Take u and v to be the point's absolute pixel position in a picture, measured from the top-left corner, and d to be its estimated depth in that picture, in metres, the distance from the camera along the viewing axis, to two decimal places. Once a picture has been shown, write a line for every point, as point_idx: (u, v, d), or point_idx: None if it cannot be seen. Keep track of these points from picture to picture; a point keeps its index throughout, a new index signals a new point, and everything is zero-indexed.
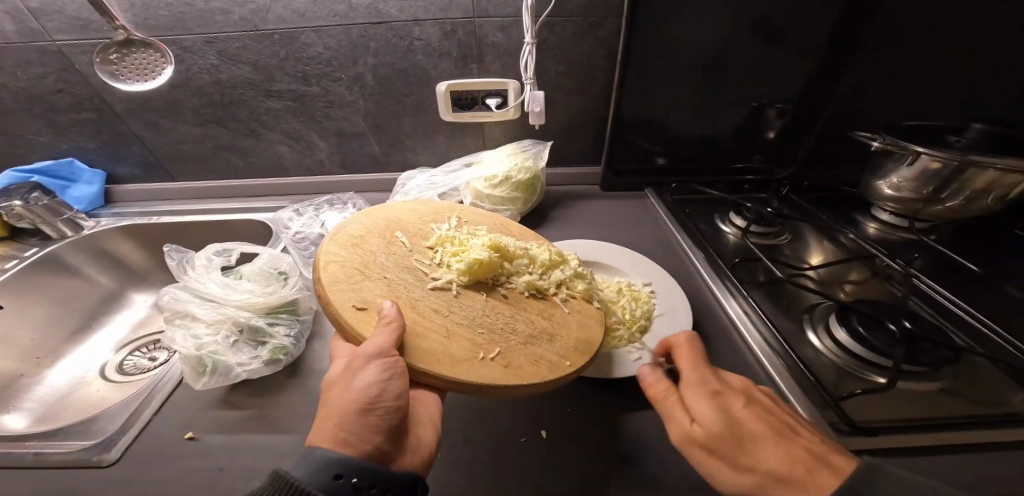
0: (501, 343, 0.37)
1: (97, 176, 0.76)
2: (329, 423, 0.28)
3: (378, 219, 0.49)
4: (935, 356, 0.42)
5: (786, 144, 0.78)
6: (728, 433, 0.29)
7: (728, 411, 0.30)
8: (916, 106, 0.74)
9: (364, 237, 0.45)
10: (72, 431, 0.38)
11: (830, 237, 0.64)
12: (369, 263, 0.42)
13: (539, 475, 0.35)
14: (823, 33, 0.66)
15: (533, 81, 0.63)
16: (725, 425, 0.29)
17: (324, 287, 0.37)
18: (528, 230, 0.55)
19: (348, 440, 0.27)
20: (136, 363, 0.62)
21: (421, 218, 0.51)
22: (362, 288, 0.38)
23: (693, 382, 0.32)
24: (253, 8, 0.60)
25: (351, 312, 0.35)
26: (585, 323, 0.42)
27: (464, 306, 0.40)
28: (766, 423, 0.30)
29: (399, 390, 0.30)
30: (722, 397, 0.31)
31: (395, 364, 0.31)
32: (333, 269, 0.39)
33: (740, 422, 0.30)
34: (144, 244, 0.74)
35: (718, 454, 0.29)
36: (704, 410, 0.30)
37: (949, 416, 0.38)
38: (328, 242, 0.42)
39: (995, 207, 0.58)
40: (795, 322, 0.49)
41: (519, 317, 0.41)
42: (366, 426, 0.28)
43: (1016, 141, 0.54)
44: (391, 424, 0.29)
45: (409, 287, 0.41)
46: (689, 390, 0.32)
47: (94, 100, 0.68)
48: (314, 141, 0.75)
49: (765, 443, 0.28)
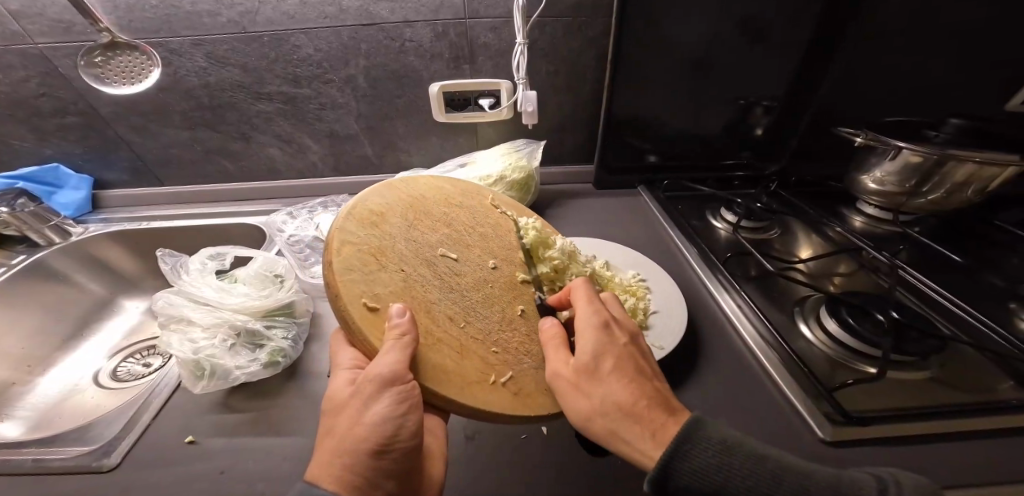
0: (513, 365, 0.36)
1: (84, 181, 0.74)
2: (335, 464, 0.28)
3: (403, 195, 0.45)
4: (924, 344, 0.43)
5: (772, 140, 0.80)
6: (594, 368, 0.31)
7: (604, 347, 0.32)
8: (897, 103, 0.76)
9: (385, 215, 0.41)
10: (69, 436, 0.37)
11: (818, 231, 0.66)
12: (387, 250, 0.38)
13: (544, 469, 0.35)
14: (808, 31, 0.67)
15: (525, 82, 0.64)
16: (592, 358, 0.31)
17: (335, 274, 0.33)
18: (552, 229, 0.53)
19: (357, 483, 0.27)
20: (130, 370, 0.61)
21: (448, 200, 0.48)
22: (375, 281, 0.35)
23: (585, 316, 0.34)
24: (242, 9, 0.59)
25: (361, 313, 0.32)
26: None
27: (481, 316, 0.38)
28: (629, 364, 0.31)
29: (413, 428, 0.29)
30: (608, 335, 0.33)
31: (409, 393, 0.30)
32: (348, 253, 0.35)
33: (606, 361, 0.31)
34: (134, 250, 0.72)
35: (579, 385, 0.31)
36: (589, 341, 0.32)
37: (936, 403, 0.39)
38: (345, 216, 0.38)
39: (974, 199, 0.60)
40: (787, 314, 0.50)
41: (535, 335, 0.39)
42: (376, 469, 0.28)
43: (989, 134, 0.56)
44: (403, 464, 0.29)
45: (426, 285, 0.38)
46: (581, 324, 0.34)
47: (78, 104, 0.66)
48: (306, 143, 0.75)
49: (618, 378, 0.30)
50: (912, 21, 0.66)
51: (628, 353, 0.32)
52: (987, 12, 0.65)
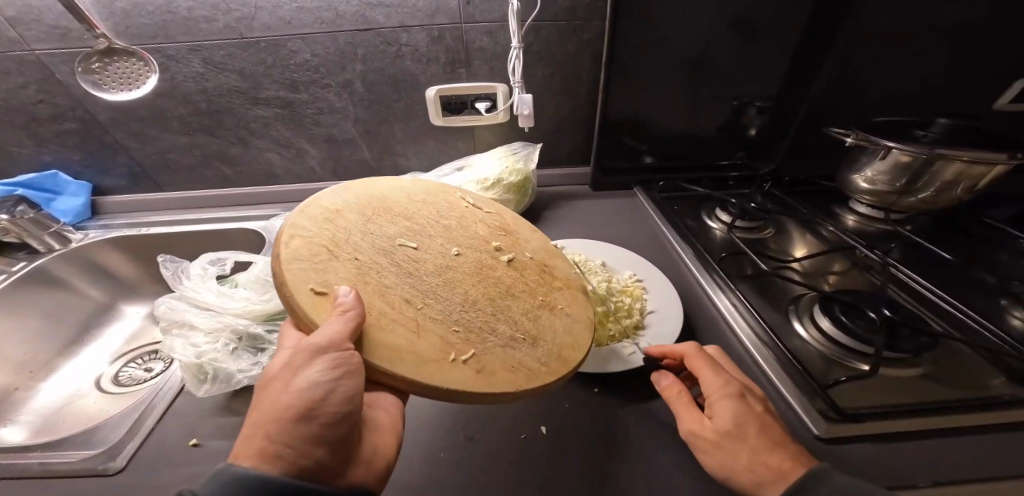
0: (476, 344, 0.35)
1: (82, 187, 0.75)
2: (257, 435, 0.25)
3: (362, 194, 0.44)
4: (914, 340, 0.44)
5: (766, 140, 0.81)
6: (738, 436, 0.31)
7: (743, 416, 0.32)
8: (887, 102, 0.77)
9: (341, 211, 0.41)
10: (75, 439, 0.38)
11: (812, 230, 0.67)
12: (341, 241, 0.37)
13: (544, 468, 0.36)
14: (799, 32, 0.68)
15: (521, 85, 0.65)
16: (734, 427, 0.32)
17: (281, 264, 0.32)
18: (521, 220, 0.52)
19: (282, 454, 0.25)
20: (132, 374, 0.62)
21: (410, 196, 0.47)
22: (326, 269, 0.34)
23: (720, 386, 0.35)
24: (238, 15, 0.60)
25: (307, 296, 0.31)
26: (571, 328, 0.41)
27: (441, 299, 0.37)
28: (773, 433, 0.32)
29: (348, 394, 0.28)
30: (743, 403, 0.33)
31: (349, 360, 0.28)
32: (297, 244, 0.34)
33: (751, 428, 0.32)
34: (133, 255, 0.72)
35: (722, 453, 0.32)
36: (725, 410, 0.33)
37: (930, 401, 0.40)
38: (298, 215, 0.38)
39: (965, 197, 0.61)
40: (782, 313, 0.51)
41: (500, 316, 0.39)
42: (304, 436, 0.26)
43: (978, 133, 0.57)
44: (336, 433, 0.27)
45: (381, 271, 0.37)
46: (716, 394, 0.34)
47: (77, 110, 0.67)
48: (305, 148, 0.76)
49: (770, 451, 0.31)
50: (902, 22, 0.67)
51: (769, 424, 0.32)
52: (975, 11, 0.66)
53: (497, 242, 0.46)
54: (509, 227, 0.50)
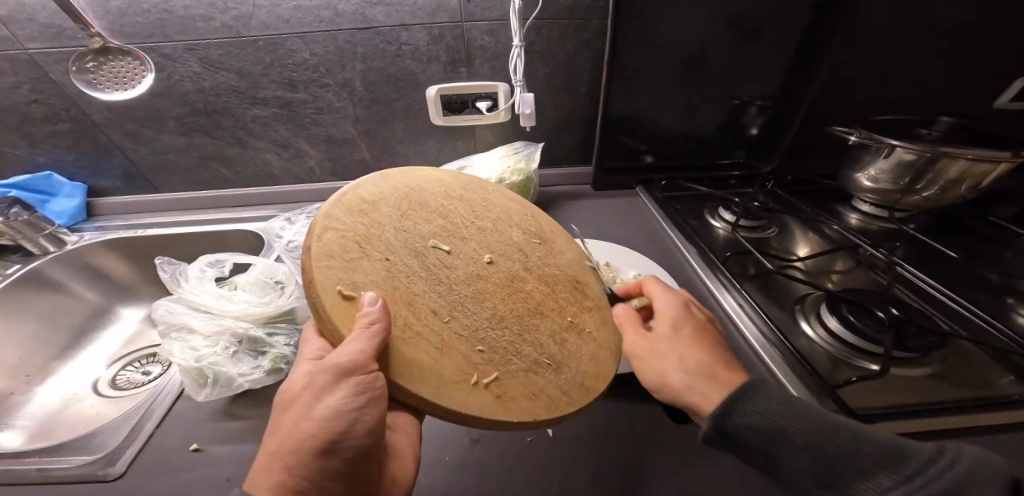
0: (499, 366, 0.34)
1: (77, 189, 0.74)
2: (276, 467, 0.26)
3: (400, 186, 0.43)
4: (924, 340, 0.44)
5: (767, 140, 0.81)
6: (672, 338, 0.36)
7: (675, 319, 0.37)
8: (888, 101, 0.77)
9: (377, 204, 0.39)
10: (73, 444, 0.37)
11: (814, 228, 0.66)
12: (374, 237, 0.36)
13: (552, 471, 0.36)
14: (800, 30, 0.68)
15: (523, 84, 0.64)
16: (666, 330, 0.37)
17: (312, 259, 0.32)
18: (558, 227, 0.50)
19: (301, 489, 0.26)
20: (129, 378, 0.61)
21: (447, 193, 0.45)
22: (356, 269, 0.33)
23: (665, 299, 0.40)
24: (236, 14, 0.59)
25: (334, 299, 0.30)
26: (597, 355, 0.39)
27: (469, 312, 0.36)
28: (705, 338, 0.36)
29: (368, 426, 0.28)
30: (685, 311, 0.38)
31: (373, 383, 0.28)
32: (330, 238, 0.34)
33: (681, 333, 0.36)
34: (130, 257, 0.71)
35: (659, 356, 0.35)
36: (663, 320, 0.38)
37: (940, 400, 0.40)
38: (333, 204, 0.37)
39: (967, 195, 0.61)
40: (787, 313, 0.51)
41: (526, 336, 0.37)
42: (324, 470, 0.26)
43: (979, 131, 0.57)
44: (354, 465, 0.28)
45: (410, 276, 0.36)
46: (660, 306, 0.39)
47: (71, 111, 0.66)
48: (303, 148, 0.75)
49: (697, 351, 0.35)
50: (903, 21, 0.67)
51: (700, 325, 0.37)
52: (975, 11, 0.66)
53: (532, 252, 0.45)
54: (545, 234, 0.48)
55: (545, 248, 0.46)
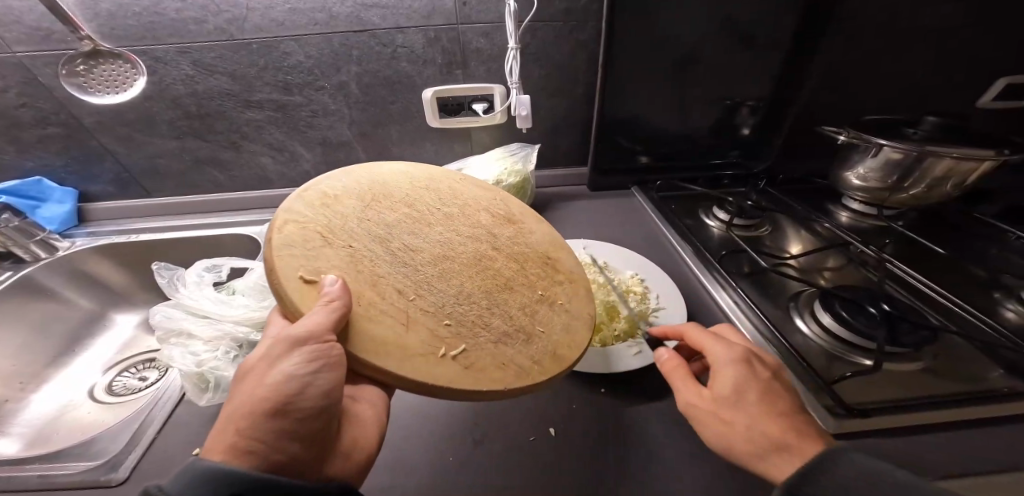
0: (466, 339, 0.34)
1: (68, 194, 0.72)
2: (229, 433, 0.26)
3: (363, 180, 0.43)
4: (917, 336, 0.45)
5: (758, 139, 0.82)
6: (737, 402, 0.32)
7: (744, 383, 0.32)
8: (875, 101, 0.79)
9: (341, 198, 0.40)
10: (74, 451, 0.36)
11: (807, 226, 0.68)
12: (336, 227, 0.37)
13: (555, 469, 0.36)
14: (790, 31, 0.69)
15: (518, 86, 0.65)
16: (728, 392, 0.32)
17: (274, 250, 0.32)
18: (528, 210, 0.51)
19: (253, 449, 0.25)
20: (126, 384, 0.60)
21: (411, 183, 0.46)
22: (318, 256, 0.33)
23: (732, 358, 0.34)
24: (229, 16, 0.58)
25: (295, 283, 0.31)
26: (569, 326, 0.40)
27: (435, 290, 0.37)
28: (775, 401, 0.32)
29: (323, 390, 0.27)
30: (751, 370, 0.33)
31: (328, 353, 0.28)
32: (291, 230, 0.34)
33: (747, 396, 0.32)
34: (123, 263, 0.70)
35: (715, 413, 0.32)
36: (726, 382, 0.33)
37: (933, 395, 0.41)
38: (295, 199, 0.37)
39: (954, 193, 0.63)
40: (783, 310, 0.52)
41: (494, 309, 0.38)
42: (277, 431, 0.26)
43: (964, 132, 0.59)
44: (310, 427, 0.27)
45: (374, 260, 0.36)
46: (722, 362, 0.34)
47: (60, 114, 0.64)
48: (299, 151, 0.74)
49: (768, 419, 0.31)
50: (890, 21, 0.68)
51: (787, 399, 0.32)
52: (959, 14, 0.68)
53: (499, 234, 0.45)
54: (515, 218, 0.49)
55: (513, 230, 0.47)
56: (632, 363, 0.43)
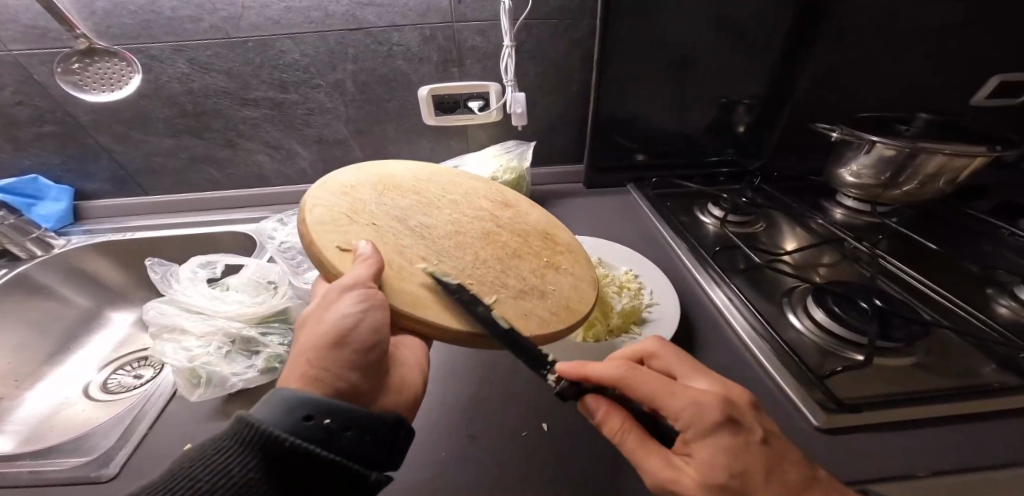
0: (492, 295, 0.36)
1: (64, 192, 0.72)
2: (297, 366, 0.27)
3: (373, 169, 0.44)
4: (908, 330, 0.45)
5: (753, 137, 0.82)
6: (732, 489, 0.23)
7: (732, 454, 0.24)
8: (871, 98, 0.79)
9: (357, 186, 0.41)
10: (65, 448, 0.36)
11: (802, 223, 0.68)
12: (360, 209, 0.38)
13: (548, 464, 0.36)
14: (785, 28, 0.69)
15: (514, 84, 0.65)
16: (716, 478, 0.23)
17: (308, 228, 0.33)
18: (520, 196, 0.52)
19: (321, 378, 0.26)
20: (121, 381, 0.60)
21: (418, 169, 0.47)
22: (348, 232, 0.34)
23: (703, 421, 0.25)
24: (224, 15, 0.59)
25: (333, 251, 0.32)
26: (578, 286, 0.41)
27: (456, 258, 0.38)
28: (781, 472, 0.24)
29: (375, 326, 0.29)
30: (734, 431, 0.24)
31: (374, 295, 0.29)
32: (319, 211, 0.35)
33: (751, 477, 0.23)
34: (119, 260, 0.70)
35: None
36: (703, 455, 0.24)
37: (925, 390, 0.41)
38: (316, 187, 0.38)
39: (946, 190, 0.63)
40: (776, 306, 0.52)
41: (512, 273, 0.39)
42: (340, 361, 0.27)
43: (956, 129, 0.59)
44: (368, 360, 0.28)
45: (397, 233, 0.37)
46: (693, 431, 0.25)
47: (56, 112, 0.65)
48: (295, 149, 0.75)
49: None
50: (885, 19, 0.69)
51: (773, 460, 0.24)
52: (957, 13, 0.68)
53: (504, 211, 0.46)
54: (512, 201, 0.49)
55: (517, 210, 0.48)
56: None
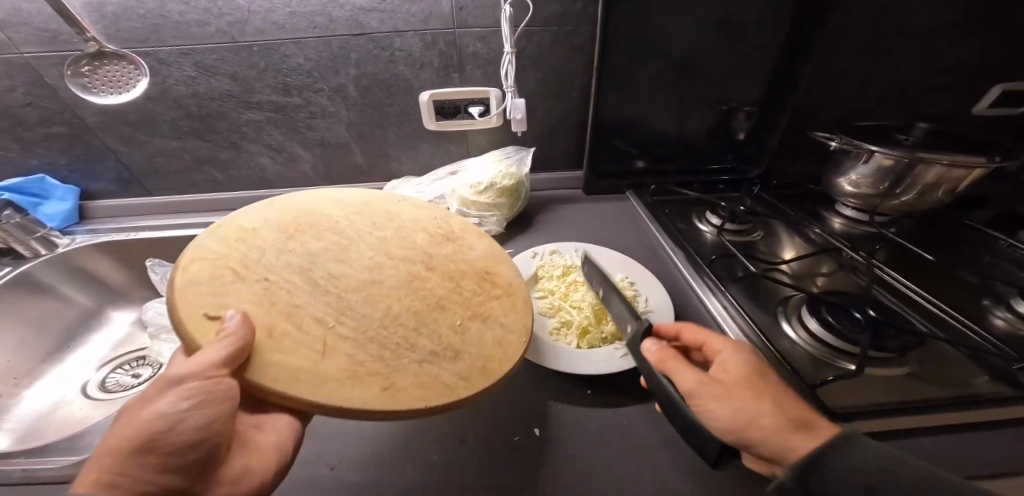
0: (392, 361, 0.34)
1: (70, 192, 0.73)
2: (92, 467, 0.24)
3: (288, 213, 0.46)
4: (901, 340, 0.45)
5: (755, 144, 0.82)
6: (749, 379, 0.33)
7: (751, 364, 0.35)
8: (871, 107, 0.79)
9: (259, 232, 0.43)
10: (60, 447, 0.37)
11: (800, 232, 0.68)
12: (256, 262, 0.39)
13: (536, 469, 0.36)
14: (785, 37, 0.69)
15: (514, 89, 0.66)
16: (739, 372, 0.34)
17: (178, 288, 0.34)
18: (469, 225, 0.53)
19: (116, 484, 0.23)
20: (119, 381, 0.61)
21: (345, 210, 0.49)
22: (229, 291, 0.35)
23: (731, 344, 0.37)
24: (231, 19, 0.60)
25: (200, 320, 0.32)
26: (502, 339, 0.39)
27: (359, 316, 0.38)
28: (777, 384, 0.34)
29: (200, 423, 0.26)
30: (750, 355, 0.36)
31: (212, 387, 0.27)
32: (198, 268, 0.36)
33: (761, 377, 0.33)
34: (121, 260, 0.71)
35: (727, 391, 0.33)
36: (732, 364, 0.35)
37: (918, 400, 0.41)
38: (210, 236, 0.40)
39: (946, 200, 0.63)
40: (772, 315, 0.52)
41: (423, 330, 0.38)
42: (147, 465, 0.24)
43: (955, 139, 0.59)
44: (186, 460, 0.25)
45: (293, 290, 0.38)
46: (725, 350, 0.36)
47: (64, 114, 0.66)
48: (297, 152, 0.76)
49: (779, 396, 0.32)
50: (886, 28, 0.69)
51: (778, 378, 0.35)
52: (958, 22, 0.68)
53: (435, 253, 0.47)
54: (454, 236, 0.50)
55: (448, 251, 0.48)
56: (619, 364, 0.43)
